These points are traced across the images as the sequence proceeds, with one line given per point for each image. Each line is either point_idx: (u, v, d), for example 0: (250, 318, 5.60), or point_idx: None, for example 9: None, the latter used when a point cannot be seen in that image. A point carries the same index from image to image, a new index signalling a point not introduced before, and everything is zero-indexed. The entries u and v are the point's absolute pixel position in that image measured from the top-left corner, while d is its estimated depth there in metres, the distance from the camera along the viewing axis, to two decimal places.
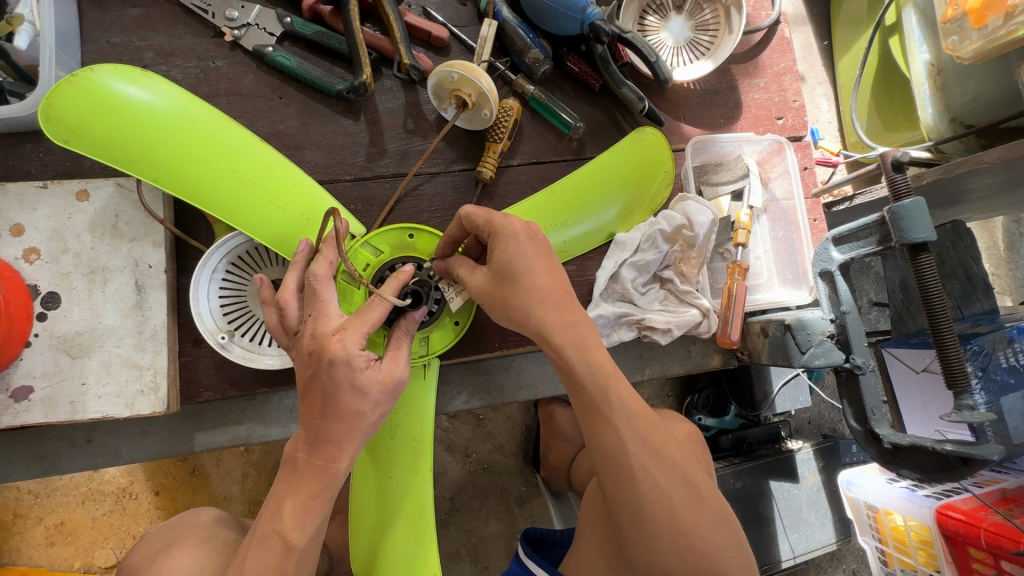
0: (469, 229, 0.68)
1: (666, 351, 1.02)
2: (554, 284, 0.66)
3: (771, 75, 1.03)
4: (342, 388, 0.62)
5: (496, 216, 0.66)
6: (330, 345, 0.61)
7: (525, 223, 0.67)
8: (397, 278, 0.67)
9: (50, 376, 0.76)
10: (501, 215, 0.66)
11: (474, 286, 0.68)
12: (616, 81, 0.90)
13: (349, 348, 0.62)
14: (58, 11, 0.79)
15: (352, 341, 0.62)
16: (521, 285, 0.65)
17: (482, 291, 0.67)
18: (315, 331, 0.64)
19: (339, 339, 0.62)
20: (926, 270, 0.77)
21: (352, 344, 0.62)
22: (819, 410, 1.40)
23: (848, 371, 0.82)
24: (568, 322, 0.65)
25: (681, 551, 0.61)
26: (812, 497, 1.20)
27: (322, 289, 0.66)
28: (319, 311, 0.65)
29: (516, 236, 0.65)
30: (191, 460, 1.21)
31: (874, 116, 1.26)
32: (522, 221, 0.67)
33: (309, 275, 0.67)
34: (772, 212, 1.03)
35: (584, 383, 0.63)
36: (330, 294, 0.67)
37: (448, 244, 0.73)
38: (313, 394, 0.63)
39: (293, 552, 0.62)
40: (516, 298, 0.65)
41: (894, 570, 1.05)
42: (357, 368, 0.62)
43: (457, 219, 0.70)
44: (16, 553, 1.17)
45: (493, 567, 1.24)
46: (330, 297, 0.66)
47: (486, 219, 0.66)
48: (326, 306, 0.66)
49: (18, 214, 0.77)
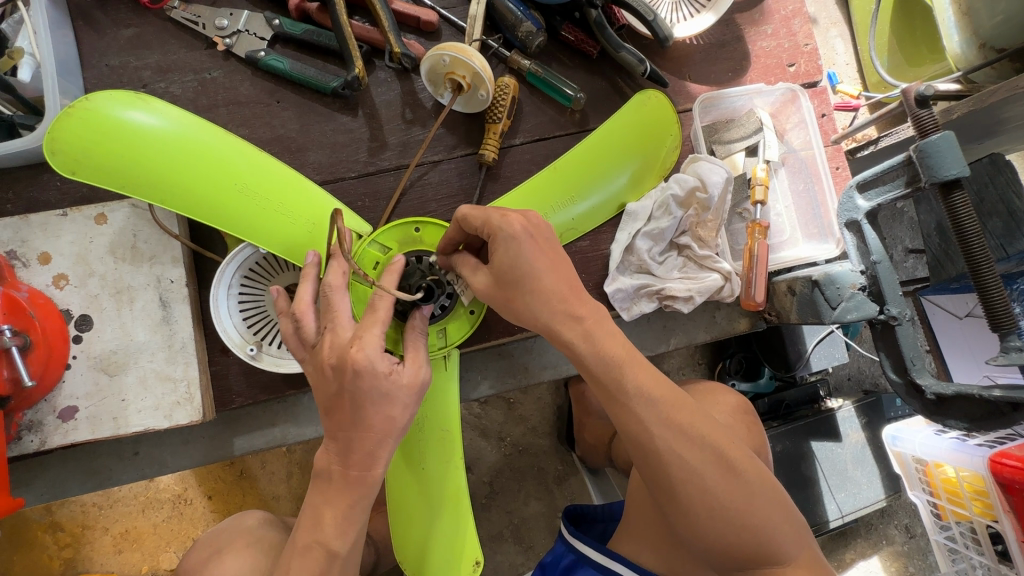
0: (469, 232, 0.67)
1: (690, 319, 0.99)
2: (559, 278, 0.65)
3: (779, 21, 0.98)
4: (370, 396, 0.63)
5: (493, 217, 0.64)
6: (352, 356, 0.62)
7: (525, 220, 0.66)
8: (393, 271, 0.68)
9: (92, 395, 0.79)
10: (498, 216, 0.64)
11: (478, 286, 0.68)
12: (614, 46, 0.86)
13: (371, 355, 0.62)
14: (56, 40, 0.81)
15: (373, 346, 0.63)
16: (525, 285, 0.64)
17: (489, 291, 0.67)
18: (333, 343, 0.64)
19: (359, 347, 0.62)
20: (960, 210, 0.72)
21: (372, 350, 0.62)
22: (858, 365, 1.36)
23: (883, 323, 0.79)
24: (574, 312, 0.64)
25: (721, 524, 0.60)
26: (858, 454, 1.17)
27: (336, 299, 0.66)
28: (334, 323, 0.65)
29: (517, 237, 0.64)
30: (238, 463, 1.25)
31: (896, 53, 1.20)
32: (521, 220, 0.65)
33: (324, 288, 0.67)
34: (790, 164, 0.99)
35: (603, 370, 0.63)
36: (342, 302, 0.67)
37: (448, 244, 0.71)
38: (342, 407, 0.64)
39: (337, 557, 0.65)
40: (521, 300, 0.65)
41: (949, 522, 1.03)
42: (381, 374, 0.62)
43: (454, 222, 0.68)
44: (89, 561, 1.24)
45: (537, 546, 1.26)
46: (343, 306, 0.66)
47: (484, 220, 0.64)
48: (340, 317, 0.65)
49: (44, 243, 0.80)
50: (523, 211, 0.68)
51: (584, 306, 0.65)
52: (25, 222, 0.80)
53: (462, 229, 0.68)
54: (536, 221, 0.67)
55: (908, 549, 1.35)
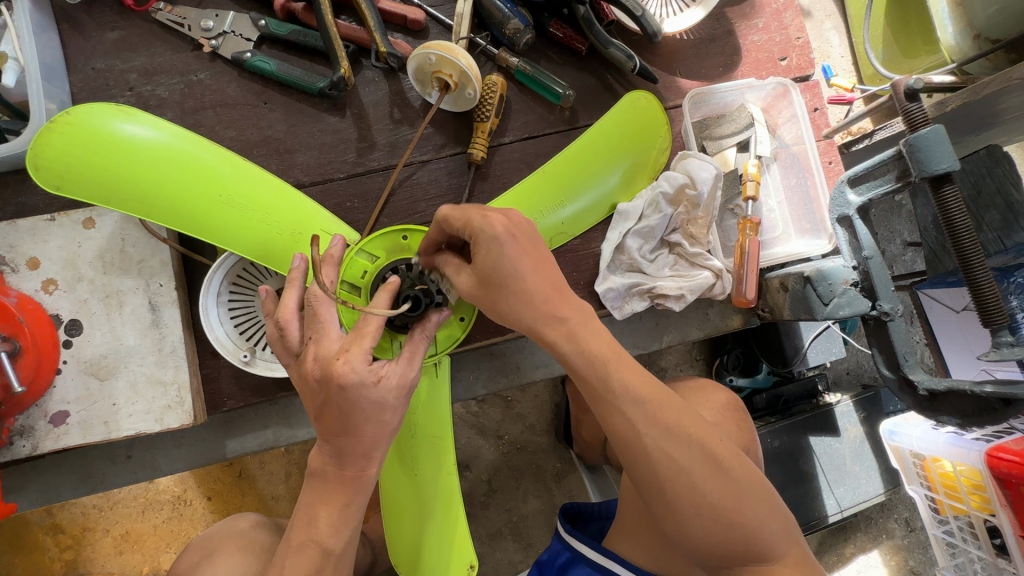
0: (450, 233, 0.66)
1: (683, 317, 0.99)
2: (546, 279, 0.64)
3: (770, 14, 0.97)
4: (358, 406, 0.62)
5: (473, 218, 0.64)
6: (337, 369, 0.61)
7: (507, 219, 0.65)
8: (388, 289, 0.66)
9: (83, 400, 0.79)
10: (478, 217, 0.64)
11: (462, 289, 0.67)
12: (603, 42, 0.85)
13: (357, 367, 0.61)
14: (40, 44, 0.80)
15: (358, 359, 0.62)
16: (506, 291, 0.63)
17: (472, 291, 0.66)
18: (317, 354, 0.63)
19: (345, 360, 0.61)
20: (951, 203, 0.72)
21: (359, 364, 0.62)
22: (857, 359, 1.35)
23: (876, 319, 0.78)
24: (566, 311, 0.64)
25: (709, 523, 0.60)
26: (856, 449, 1.17)
27: (323, 310, 0.65)
28: (319, 333, 0.64)
29: (497, 238, 0.63)
30: (237, 464, 1.26)
31: (891, 45, 1.19)
32: (503, 219, 0.64)
33: (309, 295, 0.65)
34: (782, 159, 0.98)
35: (591, 370, 0.63)
36: (330, 315, 0.65)
37: (431, 245, 0.70)
38: (330, 416, 0.63)
39: (331, 556, 0.65)
40: (504, 303, 0.64)
41: (947, 516, 1.02)
42: (367, 384, 0.62)
43: (435, 222, 0.67)
44: (90, 563, 1.25)
45: (536, 543, 1.26)
46: (331, 318, 0.65)
47: (464, 222, 0.64)
48: (327, 328, 0.64)
49: (32, 248, 0.80)
50: (505, 210, 0.67)
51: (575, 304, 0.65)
52: (13, 228, 0.80)
53: (443, 230, 0.67)
54: (518, 219, 0.66)
55: (908, 543, 1.35)
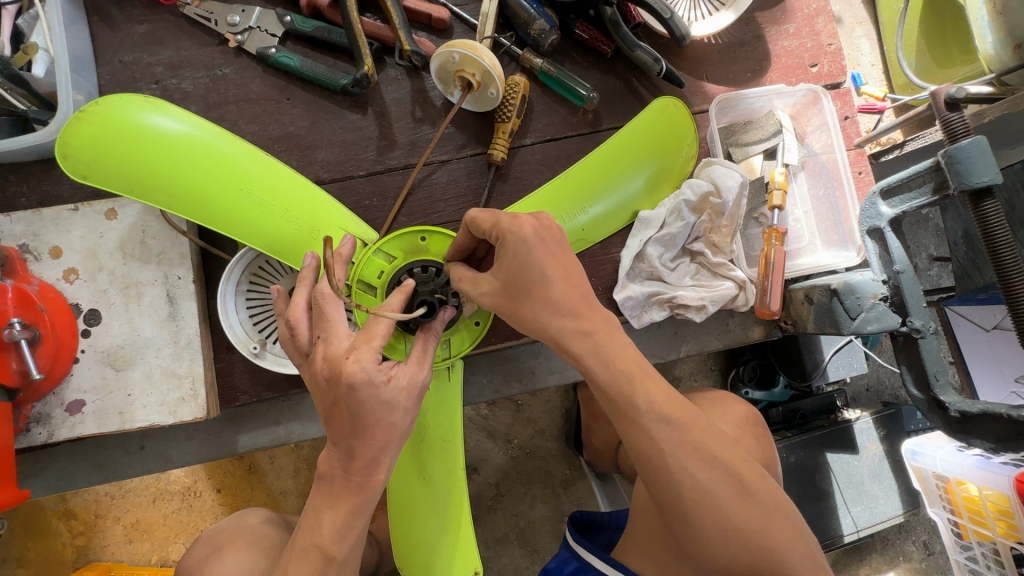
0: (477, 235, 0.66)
1: (702, 326, 0.97)
2: (563, 294, 0.63)
3: (802, 19, 0.95)
4: (369, 406, 0.61)
5: (503, 220, 0.63)
6: (346, 367, 0.60)
7: (536, 222, 0.64)
8: (402, 291, 0.65)
9: (99, 389, 0.80)
10: (507, 218, 0.63)
11: (481, 298, 0.65)
12: (629, 44, 0.84)
13: (366, 366, 0.60)
14: (69, 36, 0.81)
15: (368, 358, 0.61)
16: (524, 297, 0.63)
17: (492, 298, 0.64)
18: (326, 353, 0.62)
19: (354, 358, 0.60)
20: (992, 218, 0.69)
21: (368, 362, 0.60)
22: (878, 375, 1.31)
23: (905, 336, 0.75)
24: (577, 328, 0.62)
25: (732, 544, 0.58)
26: (874, 468, 1.13)
27: (330, 307, 0.64)
28: (328, 332, 0.63)
29: (520, 245, 0.62)
30: (247, 458, 1.26)
31: (924, 54, 1.15)
32: (532, 222, 0.63)
33: (316, 294, 0.64)
34: (810, 168, 0.96)
35: (609, 391, 0.61)
36: (338, 313, 0.64)
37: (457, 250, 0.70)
38: (339, 417, 0.62)
39: (333, 562, 0.64)
40: (522, 313, 0.63)
41: (971, 541, 0.98)
42: (377, 383, 0.61)
43: (463, 226, 0.67)
44: (101, 550, 1.26)
45: (541, 550, 1.24)
46: (338, 316, 0.64)
47: (493, 223, 0.63)
48: (335, 326, 0.63)
49: (55, 237, 0.81)
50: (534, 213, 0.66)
51: (593, 321, 0.63)
52: (37, 216, 0.81)
53: (470, 233, 0.67)
54: (548, 221, 0.65)
55: (925, 567, 1.30)
